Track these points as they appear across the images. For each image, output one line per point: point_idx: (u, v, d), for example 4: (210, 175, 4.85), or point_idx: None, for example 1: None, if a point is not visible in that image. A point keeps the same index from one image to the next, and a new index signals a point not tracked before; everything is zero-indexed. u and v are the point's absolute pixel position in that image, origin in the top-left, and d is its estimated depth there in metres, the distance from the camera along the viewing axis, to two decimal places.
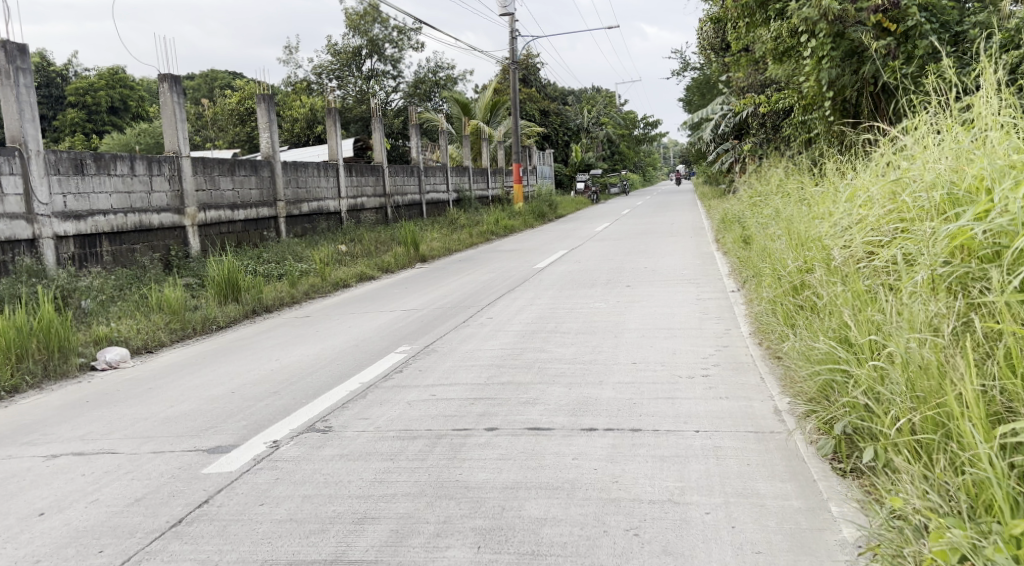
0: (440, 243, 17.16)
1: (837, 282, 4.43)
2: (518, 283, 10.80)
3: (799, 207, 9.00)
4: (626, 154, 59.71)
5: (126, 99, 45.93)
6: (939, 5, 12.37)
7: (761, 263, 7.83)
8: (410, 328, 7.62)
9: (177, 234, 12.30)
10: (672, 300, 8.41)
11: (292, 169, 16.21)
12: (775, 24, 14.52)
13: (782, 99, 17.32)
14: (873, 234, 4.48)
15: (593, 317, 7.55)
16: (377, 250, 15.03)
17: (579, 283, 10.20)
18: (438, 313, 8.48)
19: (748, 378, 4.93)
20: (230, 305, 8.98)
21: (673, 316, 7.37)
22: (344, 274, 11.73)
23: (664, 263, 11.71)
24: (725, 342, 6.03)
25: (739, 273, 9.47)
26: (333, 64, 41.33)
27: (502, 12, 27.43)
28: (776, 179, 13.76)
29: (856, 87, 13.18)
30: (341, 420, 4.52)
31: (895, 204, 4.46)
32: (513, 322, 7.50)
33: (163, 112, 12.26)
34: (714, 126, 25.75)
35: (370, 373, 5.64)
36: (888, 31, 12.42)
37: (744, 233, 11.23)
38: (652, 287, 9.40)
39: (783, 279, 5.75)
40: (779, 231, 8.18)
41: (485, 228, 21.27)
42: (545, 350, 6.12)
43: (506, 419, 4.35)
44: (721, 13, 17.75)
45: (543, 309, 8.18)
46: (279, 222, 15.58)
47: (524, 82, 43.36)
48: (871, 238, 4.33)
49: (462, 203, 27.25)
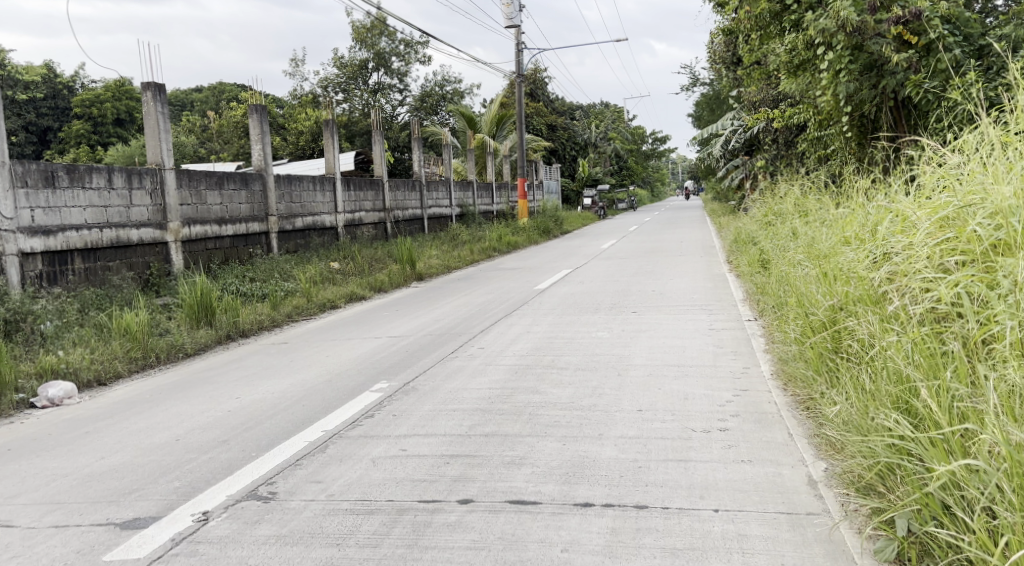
0: (440, 261, 16.50)
1: (888, 329, 3.75)
2: (516, 306, 10.11)
3: (823, 229, 8.25)
4: (634, 169, 59.06)
5: (132, 111, 45.61)
6: (963, 17, 11.64)
7: (781, 293, 7.11)
8: (394, 359, 6.94)
9: (158, 250, 11.65)
10: (682, 330, 7.69)
11: (286, 182, 15.59)
12: (791, 35, 13.83)
13: (797, 115, 16.61)
14: (926, 271, 3.82)
15: (595, 349, 6.84)
16: (372, 268, 14.37)
17: (582, 307, 9.49)
18: (427, 341, 7.82)
19: (773, 436, 4.20)
20: (202, 329, 8.30)
21: (684, 350, 6.64)
22: (332, 295, 11.06)
23: (673, 287, 11.00)
24: (744, 385, 5.30)
25: (755, 300, 8.74)
26: (339, 76, 40.81)
27: (507, 25, 26.91)
28: (792, 196, 13.02)
29: (874, 101, 12.41)
30: (289, 485, 3.83)
31: (952, 236, 3.81)
32: (507, 354, 6.80)
33: (146, 122, 11.57)
34: (724, 142, 25.04)
35: (336, 418, 4.94)
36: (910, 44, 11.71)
37: (760, 256, 10.48)
38: (661, 314, 8.68)
39: (812, 316, 5.05)
40: (800, 256, 7.49)
41: (487, 245, 20.60)
42: (538, 392, 5.40)
43: (485, 487, 3.65)
44: (733, 25, 17.08)
45: (541, 339, 7.47)
46: (270, 237, 14.95)
47: (530, 96, 42.84)
48: (928, 276, 3.67)
49: (465, 218, 26.60)
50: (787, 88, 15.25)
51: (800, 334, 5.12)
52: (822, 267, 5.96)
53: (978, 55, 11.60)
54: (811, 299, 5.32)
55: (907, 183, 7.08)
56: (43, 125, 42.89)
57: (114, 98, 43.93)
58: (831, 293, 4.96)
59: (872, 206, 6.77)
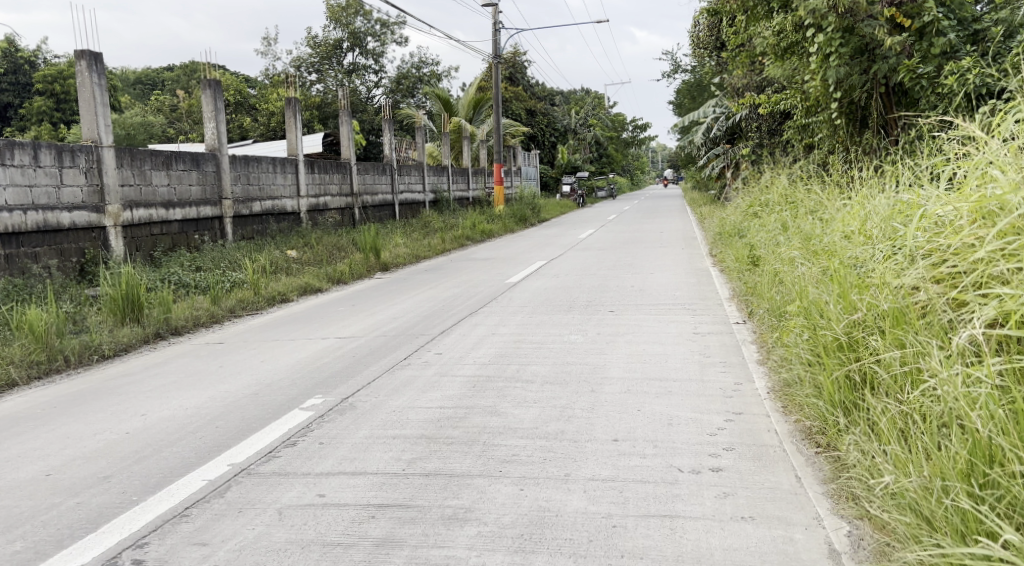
0: (407, 250, 15.59)
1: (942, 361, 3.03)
2: (484, 302, 9.26)
3: (820, 223, 7.50)
4: (614, 157, 58.28)
5: None
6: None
7: (776, 295, 6.36)
8: (341, 365, 6.10)
9: (95, 235, 10.64)
10: (664, 333, 6.91)
11: (242, 163, 14.61)
12: (779, 16, 13.03)
13: (783, 101, 15.84)
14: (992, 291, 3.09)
15: (567, 356, 6.02)
16: (332, 257, 13.47)
17: (555, 305, 8.67)
18: (380, 343, 6.97)
19: (778, 481, 3.42)
20: (126, 326, 7.37)
21: (667, 360, 5.85)
22: (283, 287, 10.15)
23: (654, 282, 10.23)
24: (739, 409, 4.51)
25: (744, 300, 7.98)
26: (312, 56, 39.58)
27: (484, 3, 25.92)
28: (779, 187, 12.29)
29: (865, 87, 11.65)
30: (167, 546, 2.98)
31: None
32: (468, 362, 5.97)
33: (80, 94, 10.61)
34: (706, 130, 24.25)
35: (249, 448, 4.06)
36: (903, 28, 10.92)
37: (747, 250, 9.73)
38: (641, 314, 7.89)
39: (819, 326, 4.29)
40: (797, 253, 6.74)
41: (460, 233, 19.71)
42: (498, 413, 4.58)
43: (414, 557, 2.83)
44: (717, 5, 16.24)
45: (506, 343, 6.64)
46: (224, 222, 13.96)
47: (509, 80, 41.85)
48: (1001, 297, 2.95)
49: (439, 204, 25.68)
50: (773, 73, 14.47)
51: (803, 348, 4.36)
52: (829, 268, 5.20)
53: (974, 40, 10.81)
54: (816, 307, 4.58)
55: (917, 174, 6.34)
56: (3, 101, 41.29)
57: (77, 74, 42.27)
58: (842, 300, 4.22)
59: (880, 201, 6.03)
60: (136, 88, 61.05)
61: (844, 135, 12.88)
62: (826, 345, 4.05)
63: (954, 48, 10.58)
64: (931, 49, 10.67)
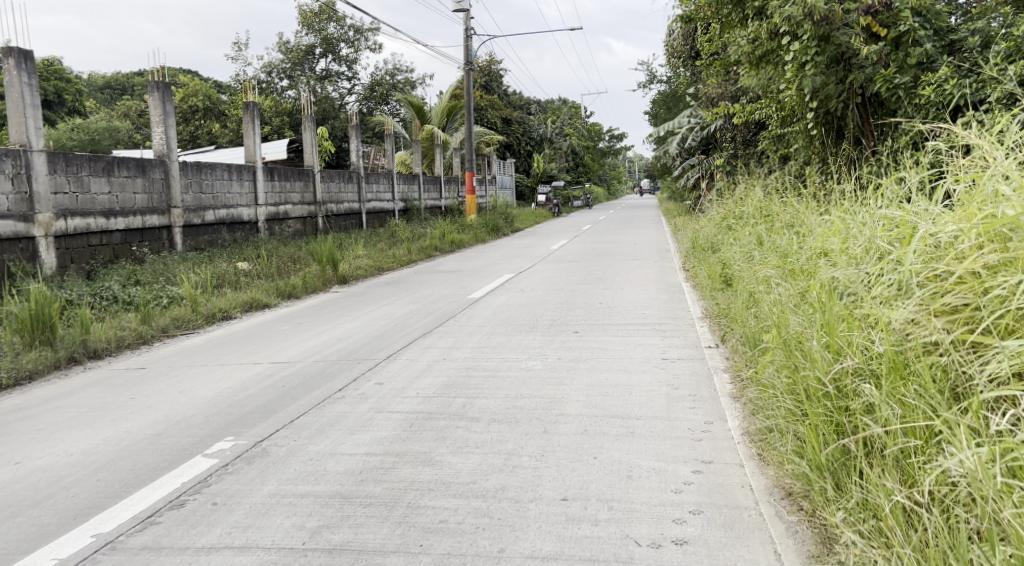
0: (369, 261, 14.91)
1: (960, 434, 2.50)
2: (440, 320, 8.61)
3: (800, 241, 6.99)
4: (590, 167, 57.94)
5: (61, 92, 44.82)
6: (934, 8, 10.42)
7: (751, 319, 5.80)
8: (267, 397, 5.42)
9: (22, 247, 9.87)
10: (629, 359, 6.30)
11: (194, 169, 13.87)
12: (753, 24, 12.59)
13: (758, 111, 15.44)
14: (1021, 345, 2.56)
15: (522, 388, 5.39)
16: (286, 269, 12.76)
17: (515, 325, 8.05)
18: (318, 370, 6.30)
19: (755, 559, 2.84)
20: (35, 350, 6.64)
21: (631, 393, 5.25)
22: (226, 303, 9.44)
23: (623, 299, 9.66)
24: (708, 457, 3.91)
25: (717, 321, 7.43)
26: (284, 62, 38.72)
27: (456, 9, 25.32)
28: (753, 199, 11.82)
29: (841, 98, 11.20)
30: None
31: None
32: (410, 394, 5.32)
33: (8, 96, 9.92)
34: (681, 140, 23.85)
35: (125, 510, 3.39)
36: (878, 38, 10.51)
37: (720, 267, 9.20)
38: (606, 336, 7.28)
39: (800, 363, 3.71)
40: (774, 274, 6.19)
41: (427, 243, 19.04)
42: (431, 462, 3.93)
43: None
44: (691, 12, 15.79)
45: (456, 371, 6.00)
46: (173, 232, 13.20)
47: (484, 89, 41.36)
48: None
49: (408, 214, 25.00)
50: (748, 82, 14.03)
51: (781, 387, 3.79)
52: (810, 293, 4.65)
53: (951, 50, 10.37)
54: (799, 339, 4.02)
55: (900, 189, 5.82)
56: None
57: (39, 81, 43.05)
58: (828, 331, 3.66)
59: (864, 219, 5.50)
60: (105, 92, 59.71)
61: (819, 145, 12.42)
62: (809, 387, 3.48)
63: (931, 59, 10.18)
64: (907, 59, 10.24)
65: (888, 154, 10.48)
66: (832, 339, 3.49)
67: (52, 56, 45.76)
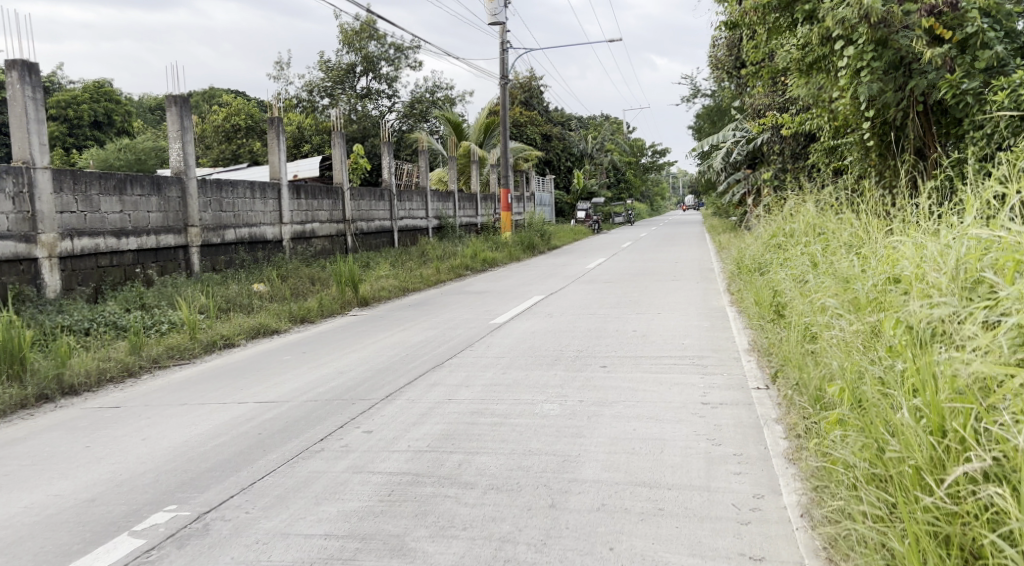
0: (394, 282, 14.24)
1: None
2: (455, 350, 7.82)
3: (864, 266, 6.09)
4: (633, 183, 56.91)
5: (111, 113, 45.56)
6: (1006, 8, 9.38)
7: (807, 360, 4.94)
8: (234, 449, 4.64)
9: (23, 269, 9.37)
10: (663, 403, 5.39)
11: (214, 188, 13.40)
12: (804, 28, 11.64)
13: (807, 121, 14.43)
14: None
15: (531, 442, 4.54)
16: (304, 292, 12.15)
17: (536, 357, 7.19)
18: (305, 412, 5.53)
19: None
20: (0, 387, 6.00)
21: (662, 450, 4.35)
22: (229, 330, 8.79)
23: (658, 326, 8.76)
24: (759, 552, 3.05)
25: (766, 355, 6.54)
26: (324, 81, 38.69)
27: (492, 21, 24.66)
28: (804, 216, 10.84)
29: (901, 106, 10.16)
30: None
31: None
32: (398, 448, 4.51)
33: (11, 110, 9.49)
34: (725, 154, 22.87)
35: None
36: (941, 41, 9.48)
37: (768, 290, 8.29)
38: (637, 373, 6.40)
39: (879, 438, 2.93)
40: (835, 303, 5.32)
41: (458, 262, 18.33)
42: (401, 552, 3.14)
43: None
44: (736, 17, 14.82)
45: (460, 416, 5.19)
46: (190, 253, 12.68)
47: (525, 105, 40.89)
48: None
49: (442, 231, 24.41)
50: (797, 92, 13.05)
51: (853, 462, 3.00)
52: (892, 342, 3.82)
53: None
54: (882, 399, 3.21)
55: (988, 209, 4.90)
56: None
57: (91, 100, 44.19)
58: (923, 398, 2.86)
59: (947, 246, 4.62)
60: (155, 112, 60.84)
61: (876, 158, 11.33)
62: (903, 475, 2.69)
63: (1003, 63, 9.15)
64: (975, 63, 9.17)
65: (955, 167, 9.45)
66: (932, 412, 2.70)
67: (102, 79, 46.56)
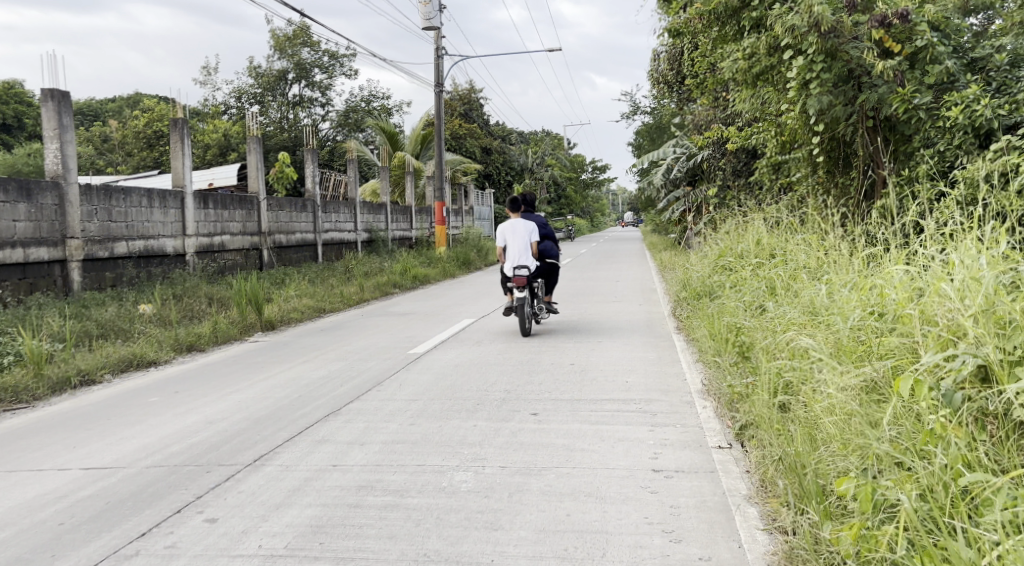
0: (308, 301, 12.85)
1: None
2: (360, 390, 6.55)
3: (834, 299, 5.10)
4: (573, 199, 56.36)
5: (22, 116, 42.54)
6: (953, 22, 8.66)
7: (788, 424, 3.90)
8: (11, 555, 3.31)
9: None
10: (604, 471, 4.25)
11: (102, 195, 11.81)
12: (750, 37, 10.72)
13: (753, 135, 13.61)
14: None
15: (429, 541, 3.33)
16: (201, 315, 10.69)
17: (454, 401, 5.99)
18: (139, 487, 4.17)
19: None
20: None
21: (604, 552, 3.20)
22: (88, 363, 7.31)
23: (598, 358, 7.65)
24: None
25: (724, 403, 5.48)
26: (254, 87, 36.87)
27: (425, 26, 23.45)
28: (754, 235, 9.95)
29: (849, 121, 9.29)
30: None
31: None
32: (242, 553, 3.26)
33: None
34: (666, 171, 22.10)
35: None
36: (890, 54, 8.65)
37: (721, 319, 7.28)
38: (574, 424, 5.25)
39: None
40: (811, 345, 4.31)
41: (385, 280, 16.98)
42: None
43: None
44: (680, 25, 13.91)
45: (342, 494, 3.95)
46: (68, 268, 11.06)
47: (464, 118, 39.78)
48: None
49: (372, 245, 22.99)
50: (741, 104, 12.16)
51: None
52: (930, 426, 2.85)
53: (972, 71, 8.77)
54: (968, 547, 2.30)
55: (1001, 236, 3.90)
56: None
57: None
58: None
59: (958, 282, 3.63)
60: None
61: (823, 175, 10.50)
62: None
63: (953, 79, 8.39)
64: (925, 79, 8.43)
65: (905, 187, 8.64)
66: None
67: (14, 79, 43.54)
